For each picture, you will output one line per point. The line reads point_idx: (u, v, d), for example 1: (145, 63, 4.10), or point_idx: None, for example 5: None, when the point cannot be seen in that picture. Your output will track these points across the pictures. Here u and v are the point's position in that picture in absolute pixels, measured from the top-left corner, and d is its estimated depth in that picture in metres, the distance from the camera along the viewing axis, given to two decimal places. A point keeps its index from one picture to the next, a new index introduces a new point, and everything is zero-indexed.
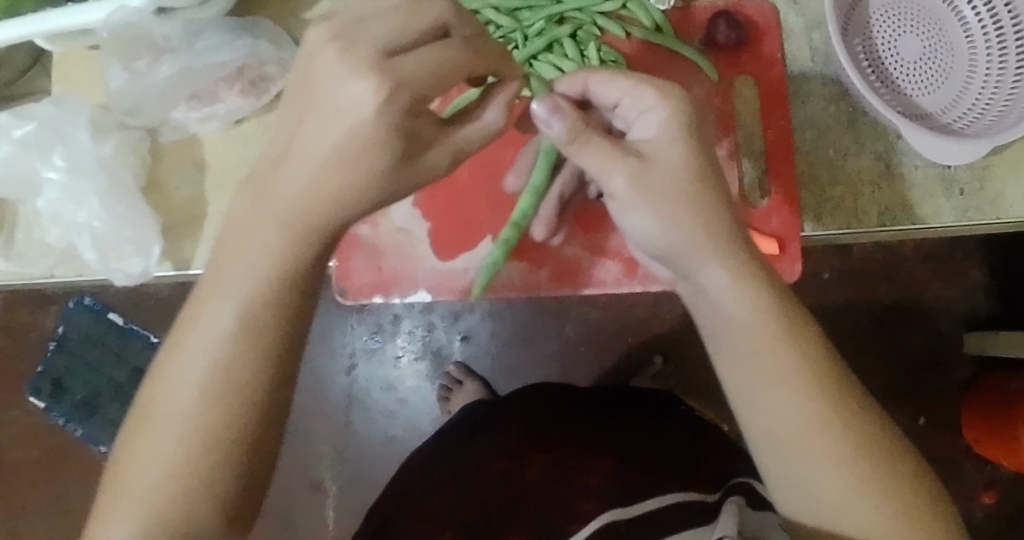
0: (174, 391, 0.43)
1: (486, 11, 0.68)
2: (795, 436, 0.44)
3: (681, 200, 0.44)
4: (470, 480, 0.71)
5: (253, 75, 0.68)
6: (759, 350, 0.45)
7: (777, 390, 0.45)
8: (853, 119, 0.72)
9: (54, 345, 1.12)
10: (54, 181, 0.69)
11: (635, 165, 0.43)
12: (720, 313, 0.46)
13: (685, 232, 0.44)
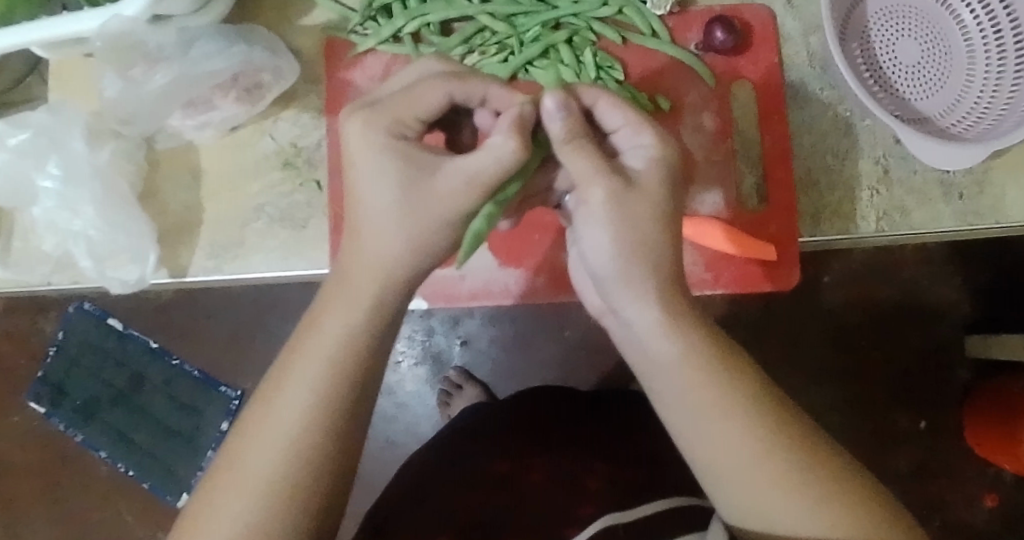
0: (277, 425, 0.41)
1: (482, 17, 0.67)
2: (733, 468, 0.42)
3: (643, 224, 0.43)
4: (468, 482, 0.71)
5: (248, 82, 0.67)
6: (686, 387, 0.43)
7: (716, 427, 0.43)
8: (851, 123, 0.72)
9: (53, 351, 1.11)
10: (50, 189, 0.68)
11: (616, 183, 0.42)
12: (652, 350, 0.44)
13: (630, 259, 0.43)
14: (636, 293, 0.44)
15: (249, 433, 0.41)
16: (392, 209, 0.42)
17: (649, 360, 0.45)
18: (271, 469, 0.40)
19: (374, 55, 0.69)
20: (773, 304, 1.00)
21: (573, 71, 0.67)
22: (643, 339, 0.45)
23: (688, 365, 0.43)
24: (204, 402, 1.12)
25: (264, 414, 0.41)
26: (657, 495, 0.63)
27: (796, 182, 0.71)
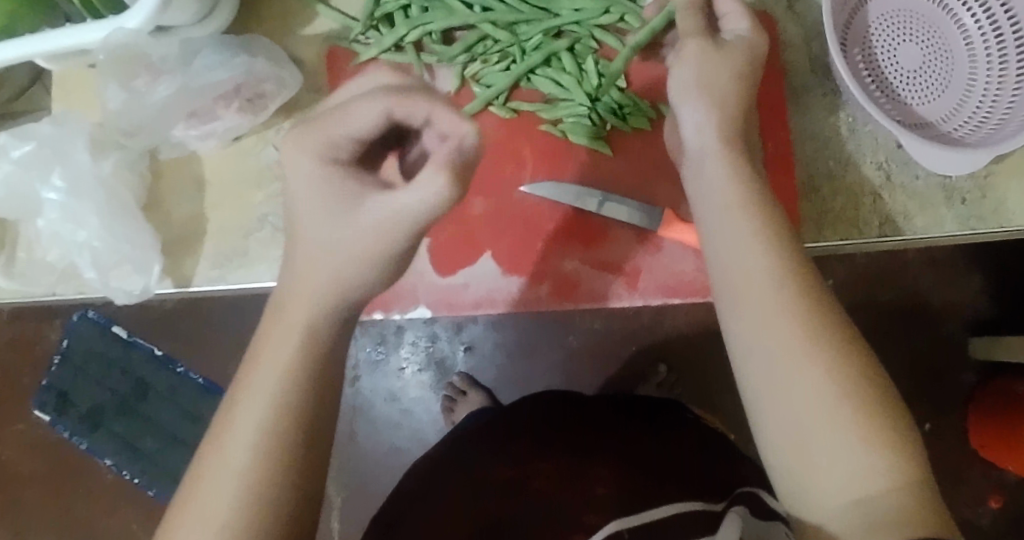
0: (269, 374, 0.39)
1: (483, 26, 0.67)
2: (772, 332, 0.41)
3: (720, 109, 0.48)
4: (475, 487, 0.70)
5: (250, 92, 0.67)
6: (743, 240, 0.43)
7: (764, 284, 0.42)
8: (854, 129, 0.72)
9: (58, 358, 1.12)
10: (54, 201, 0.67)
11: (703, 51, 0.49)
12: (717, 197, 0.45)
13: (711, 117, 0.48)
14: (718, 164, 0.46)
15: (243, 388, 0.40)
16: (338, 235, 0.40)
17: (715, 222, 0.44)
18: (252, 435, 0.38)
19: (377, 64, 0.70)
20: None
21: (574, 79, 0.67)
22: (712, 206, 0.45)
23: (755, 229, 0.43)
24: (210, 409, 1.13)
25: (255, 368, 0.40)
26: (666, 499, 0.64)
27: (799, 187, 0.72)
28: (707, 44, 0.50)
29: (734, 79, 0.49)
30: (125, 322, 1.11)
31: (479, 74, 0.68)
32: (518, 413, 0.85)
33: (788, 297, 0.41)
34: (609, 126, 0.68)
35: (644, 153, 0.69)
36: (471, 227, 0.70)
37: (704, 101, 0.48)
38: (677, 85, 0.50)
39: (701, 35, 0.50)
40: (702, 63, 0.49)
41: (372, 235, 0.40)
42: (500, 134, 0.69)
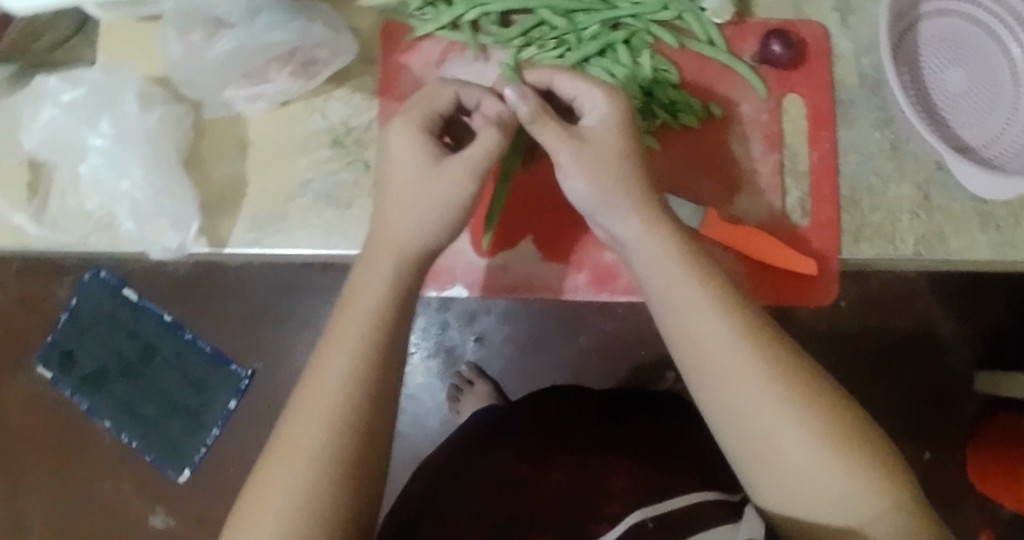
0: (340, 372, 0.43)
1: (542, 11, 0.67)
2: (749, 396, 0.43)
3: (612, 170, 0.48)
4: (489, 482, 0.70)
5: (304, 57, 0.67)
6: (695, 319, 0.45)
7: (721, 361, 0.44)
8: (896, 146, 0.72)
9: (65, 315, 1.09)
10: (100, 147, 0.67)
11: (579, 143, 0.47)
12: (656, 281, 0.46)
13: (611, 193, 0.48)
14: (648, 241, 0.47)
15: (315, 385, 0.43)
16: (421, 209, 0.47)
17: (663, 303, 0.46)
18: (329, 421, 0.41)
19: (432, 40, 0.70)
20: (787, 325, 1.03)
21: (629, 72, 0.67)
22: (666, 297, 0.46)
23: (710, 302, 0.45)
24: (215, 380, 1.12)
25: (322, 370, 0.43)
26: (683, 490, 0.63)
27: (841, 200, 0.72)
28: (579, 140, 0.48)
29: (627, 148, 0.48)
30: (136, 286, 1.10)
31: (534, 59, 0.68)
32: (523, 408, 0.84)
33: (752, 355, 0.43)
34: (660, 121, 0.69)
35: (693, 150, 0.70)
36: (516, 208, 0.70)
37: (611, 204, 0.48)
38: (581, 193, 0.49)
39: (568, 137, 0.48)
40: (584, 167, 0.48)
41: (444, 197, 0.47)
42: None
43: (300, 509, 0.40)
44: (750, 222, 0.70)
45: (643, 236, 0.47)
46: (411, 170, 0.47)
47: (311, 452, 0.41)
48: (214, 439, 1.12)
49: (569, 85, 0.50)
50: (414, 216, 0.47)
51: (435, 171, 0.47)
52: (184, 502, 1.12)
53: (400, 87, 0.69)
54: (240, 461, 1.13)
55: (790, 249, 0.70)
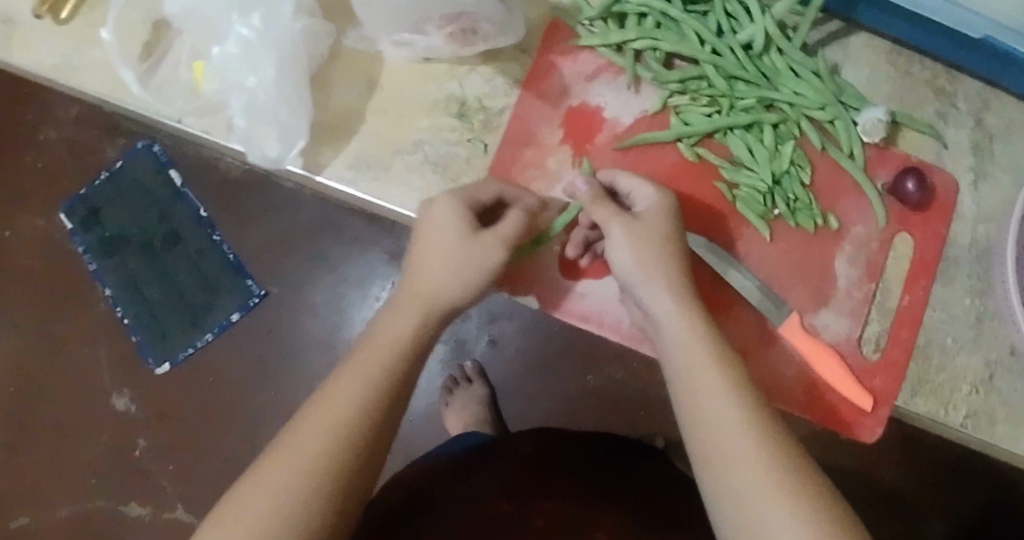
0: (361, 382, 0.49)
1: (706, 67, 0.67)
2: (731, 454, 0.46)
3: (656, 250, 0.56)
4: (467, 505, 0.71)
5: (467, 24, 0.66)
6: (707, 390, 0.49)
7: (724, 431, 0.47)
8: (981, 317, 0.73)
9: (106, 176, 1.09)
10: (241, 35, 0.65)
11: (630, 220, 0.57)
12: (676, 359, 0.52)
13: (650, 268, 0.55)
14: (681, 320, 0.54)
15: (329, 395, 0.49)
16: (443, 262, 0.55)
17: (679, 379, 0.51)
18: (337, 420, 0.47)
19: (591, 54, 0.69)
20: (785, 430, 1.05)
21: (767, 155, 0.67)
22: (678, 379, 0.52)
23: (718, 377, 0.50)
24: (225, 286, 1.10)
25: (339, 380, 0.50)
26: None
27: (914, 348, 0.72)
28: (628, 222, 0.57)
29: (668, 240, 0.57)
30: (183, 170, 1.10)
31: (681, 108, 0.68)
32: (525, 444, 0.83)
33: (742, 421, 0.47)
34: (777, 213, 0.68)
35: (798, 252, 0.69)
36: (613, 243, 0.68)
37: (650, 276, 0.55)
38: (622, 266, 0.57)
39: (619, 215, 0.58)
40: (632, 233, 0.57)
41: (471, 266, 0.56)
42: (675, 172, 0.68)
43: (290, 489, 0.44)
44: (825, 337, 0.70)
45: (673, 315, 0.54)
46: (440, 235, 0.56)
47: (316, 450, 0.46)
48: (204, 344, 1.10)
49: (627, 183, 0.61)
50: (442, 269, 0.55)
51: (479, 236, 0.57)
52: (152, 395, 1.09)
53: (545, 85, 0.68)
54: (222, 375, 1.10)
55: (855, 378, 0.69)
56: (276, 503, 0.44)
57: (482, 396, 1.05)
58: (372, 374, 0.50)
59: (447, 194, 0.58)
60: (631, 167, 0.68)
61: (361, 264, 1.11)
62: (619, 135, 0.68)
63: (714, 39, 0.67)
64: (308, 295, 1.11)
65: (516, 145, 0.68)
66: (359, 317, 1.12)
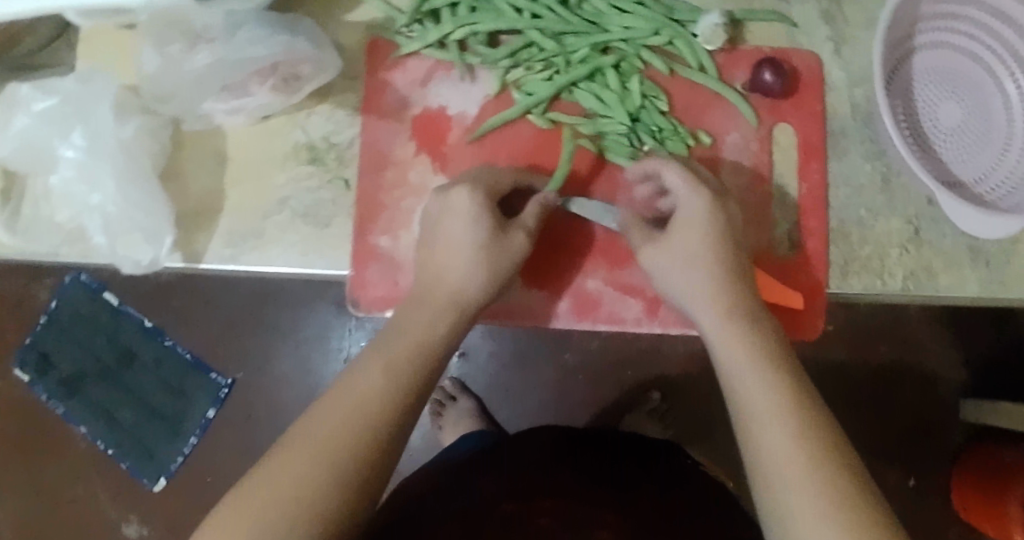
0: (370, 383, 0.50)
1: (530, 33, 0.66)
2: (761, 414, 0.50)
3: (696, 248, 0.59)
4: (463, 515, 0.62)
5: (287, 72, 0.65)
6: (755, 388, 0.51)
7: (772, 432, 0.48)
8: (887, 179, 0.71)
9: (44, 319, 0.98)
10: (71, 159, 0.66)
11: (673, 222, 0.61)
12: (726, 354, 0.54)
13: (698, 267, 0.59)
14: (726, 314, 0.57)
15: (336, 401, 0.49)
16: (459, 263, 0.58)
17: (733, 373, 0.53)
18: (340, 422, 0.47)
19: (417, 58, 0.68)
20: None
21: (617, 97, 0.66)
22: (715, 347, 0.56)
23: (746, 349, 0.54)
24: (192, 389, 1.00)
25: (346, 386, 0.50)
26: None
27: (830, 232, 0.70)
28: (672, 222, 0.61)
29: (708, 241, 0.59)
30: (117, 289, 0.98)
31: (520, 81, 0.67)
32: (533, 438, 0.76)
33: (771, 387, 0.51)
34: (647, 148, 0.67)
35: None
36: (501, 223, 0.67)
37: (693, 273, 0.59)
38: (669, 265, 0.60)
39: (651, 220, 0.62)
40: (685, 217, 0.61)
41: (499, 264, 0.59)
42: (535, 145, 0.68)
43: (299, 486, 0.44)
44: None
45: (705, 291, 0.58)
46: (459, 231, 0.58)
47: (329, 453, 0.45)
48: (192, 448, 1.01)
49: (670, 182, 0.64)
50: (450, 268, 0.58)
51: (507, 237, 0.59)
52: (156, 516, 1.02)
53: (383, 104, 0.68)
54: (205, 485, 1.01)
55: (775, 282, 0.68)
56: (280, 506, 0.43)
57: (471, 408, 0.98)
58: (379, 405, 0.49)
59: (467, 187, 0.59)
60: (491, 154, 0.68)
61: (315, 323, 1.01)
62: (469, 127, 0.68)
63: (528, 4, 0.65)
64: (271, 369, 1.01)
65: (375, 171, 0.68)
66: (329, 373, 1.01)
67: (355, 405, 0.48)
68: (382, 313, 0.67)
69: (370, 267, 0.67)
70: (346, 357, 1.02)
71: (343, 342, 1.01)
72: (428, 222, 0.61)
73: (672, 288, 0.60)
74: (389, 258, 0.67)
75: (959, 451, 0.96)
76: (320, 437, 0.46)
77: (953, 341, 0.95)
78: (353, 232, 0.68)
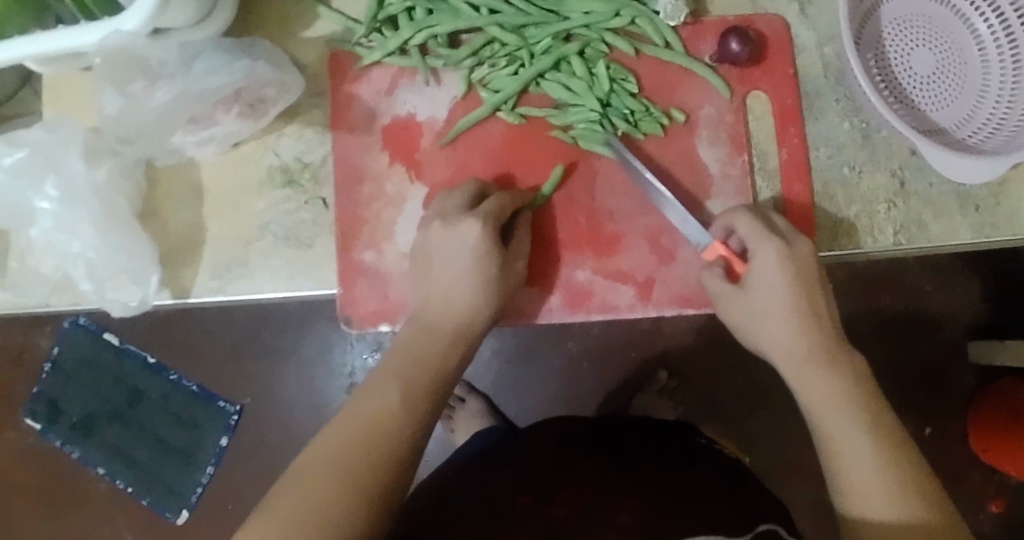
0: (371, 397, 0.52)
1: (490, 29, 0.65)
2: (859, 466, 0.53)
3: (787, 275, 0.58)
4: (487, 508, 0.59)
5: (251, 97, 0.65)
6: (834, 415, 0.55)
7: (860, 460, 0.53)
8: (868, 134, 0.70)
9: (48, 367, 0.94)
10: (48, 210, 0.65)
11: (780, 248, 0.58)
12: (801, 374, 0.57)
13: (787, 292, 0.58)
14: (793, 330, 0.58)
15: (341, 422, 0.51)
16: (455, 281, 0.58)
17: (809, 397, 0.57)
18: (340, 438, 0.49)
19: (381, 68, 0.68)
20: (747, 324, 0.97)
21: (585, 84, 0.65)
22: (809, 394, 0.57)
23: (841, 394, 0.55)
24: (203, 419, 0.97)
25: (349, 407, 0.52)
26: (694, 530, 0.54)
27: (815, 195, 0.69)
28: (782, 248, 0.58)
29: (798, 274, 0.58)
30: (117, 328, 0.95)
31: (486, 79, 0.67)
32: (548, 431, 0.72)
33: (868, 439, 0.53)
34: (621, 132, 0.67)
35: (658, 159, 0.67)
36: None
37: (778, 298, 0.58)
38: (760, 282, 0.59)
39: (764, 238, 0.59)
40: (782, 270, 0.58)
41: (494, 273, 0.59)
42: (508, 142, 0.67)
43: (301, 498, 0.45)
44: None
45: (800, 341, 0.57)
46: (458, 253, 0.58)
47: (334, 468, 0.47)
48: (210, 478, 0.98)
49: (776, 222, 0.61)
50: (447, 286, 0.58)
51: (508, 272, 0.60)
52: None
53: (352, 118, 0.68)
54: (226, 516, 0.98)
55: None
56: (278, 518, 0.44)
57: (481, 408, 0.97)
58: (382, 417, 0.51)
59: (479, 221, 0.58)
60: (464, 157, 0.67)
61: (317, 340, 0.98)
62: (440, 131, 0.67)
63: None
64: (280, 393, 0.98)
65: (351, 185, 0.67)
66: (334, 389, 0.98)
67: (360, 428, 0.50)
68: (375, 328, 0.67)
69: (358, 283, 0.67)
70: (353, 371, 0.97)
71: (347, 357, 0.97)
72: (426, 248, 0.60)
73: (765, 335, 0.59)
74: (376, 272, 0.67)
75: (973, 392, 0.95)
76: (326, 456, 0.48)
77: (953, 283, 0.95)
78: (337, 250, 0.67)
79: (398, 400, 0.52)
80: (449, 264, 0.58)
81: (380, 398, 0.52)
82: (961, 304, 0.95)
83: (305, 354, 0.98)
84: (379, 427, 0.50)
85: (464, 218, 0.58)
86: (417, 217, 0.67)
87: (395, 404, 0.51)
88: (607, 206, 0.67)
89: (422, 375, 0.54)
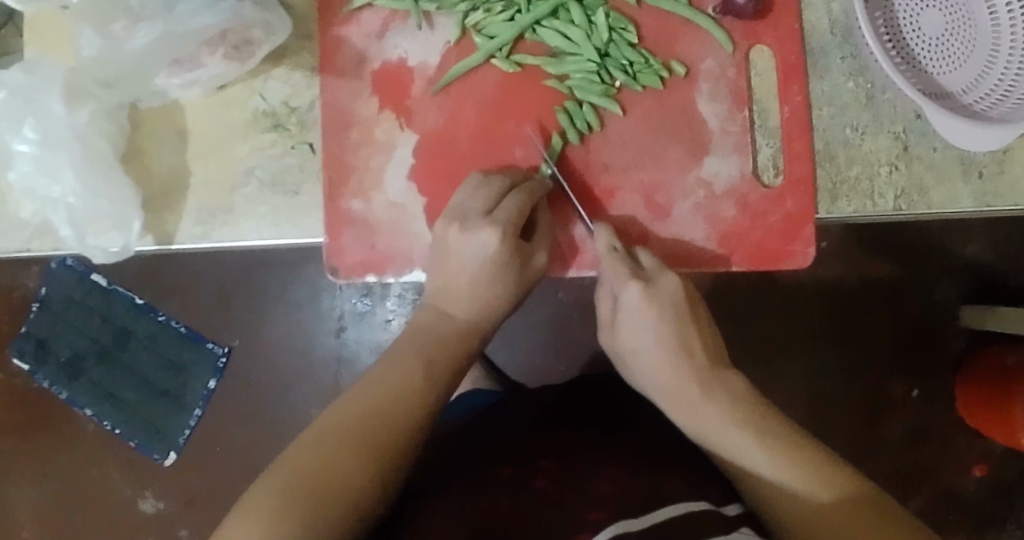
0: (395, 364, 0.53)
1: None
2: (751, 459, 0.51)
3: (661, 305, 0.58)
4: (471, 477, 0.57)
5: (237, 38, 0.62)
6: (704, 403, 0.54)
7: (733, 429, 0.52)
8: (872, 96, 0.67)
9: (37, 307, 0.92)
10: (26, 153, 0.65)
11: (646, 287, 0.58)
12: (658, 379, 0.57)
13: (653, 314, 0.58)
14: (647, 324, 0.58)
15: (362, 390, 0.51)
16: (468, 263, 0.58)
17: (676, 410, 0.56)
18: (357, 402, 0.50)
19: (371, 10, 0.65)
20: (739, 286, 0.94)
21: (584, 33, 0.63)
22: (687, 420, 0.55)
23: (731, 420, 0.53)
24: (190, 361, 0.95)
25: (370, 376, 0.52)
26: (670, 497, 0.52)
27: (816, 155, 0.67)
28: (644, 289, 0.58)
29: (675, 310, 0.58)
30: (104, 268, 0.93)
31: (481, 25, 0.64)
32: (530, 399, 0.70)
33: (770, 454, 0.50)
34: (619, 83, 0.65)
35: (656, 113, 0.65)
36: (460, 153, 0.65)
37: (642, 317, 0.58)
38: (625, 309, 0.59)
39: (632, 276, 0.59)
40: (647, 308, 0.58)
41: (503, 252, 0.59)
42: (502, 89, 0.65)
43: (329, 456, 0.46)
44: (719, 186, 0.66)
45: (674, 377, 0.56)
46: (469, 248, 0.58)
47: (359, 432, 0.48)
48: (198, 421, 0.97)
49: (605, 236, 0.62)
50: (461, 273, 0.58)
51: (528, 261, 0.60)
52: (174, 491, 0.98)
53: (341, 62, 0.65)
54: (214, 458, 0.98)
55: (760, 213, 0.66)
56: (300, 465, 0.45)
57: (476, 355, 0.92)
58: (406, 386, 0.52)
59: (497, 232, 0.58)
60: (457, 105, 0.65)
61: (306, 285, 0.96)
62: (432, 78, 0.65)
63: None
64: (266, 335, 0.97)
65: (339, 131, 0.65)
66: (323, 331, 0.97)
67: (382, 389, 0.51)
68: (364, 279, 0.66)
69: (345, 233, 0.65)
70: (342, 315, 0.96)
71: (335, 301, 0.96)
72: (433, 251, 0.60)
73: (631, 334, 0.59)
74: (364, 222, 0.65)
75: (963, 356, 0.95)
76: (344, 417, 0.49)
77: (951, 246, 0.92)
78: (324, 199, 0.66)
79: (416, 370, 0.53)
80: (471, 254, 0.58)
81: (399, 376, 0.52)
82: (955, 269, 0.93)
83: (293, 298, 0.96)
84: (400, 394, 0.51)
85: (482, 227, 0.58)
86: (407, 164, 0.65)
87: (417, 373, 0.53)
88: (601, 160, 0.65)
89: (439, 340, 0.56)
